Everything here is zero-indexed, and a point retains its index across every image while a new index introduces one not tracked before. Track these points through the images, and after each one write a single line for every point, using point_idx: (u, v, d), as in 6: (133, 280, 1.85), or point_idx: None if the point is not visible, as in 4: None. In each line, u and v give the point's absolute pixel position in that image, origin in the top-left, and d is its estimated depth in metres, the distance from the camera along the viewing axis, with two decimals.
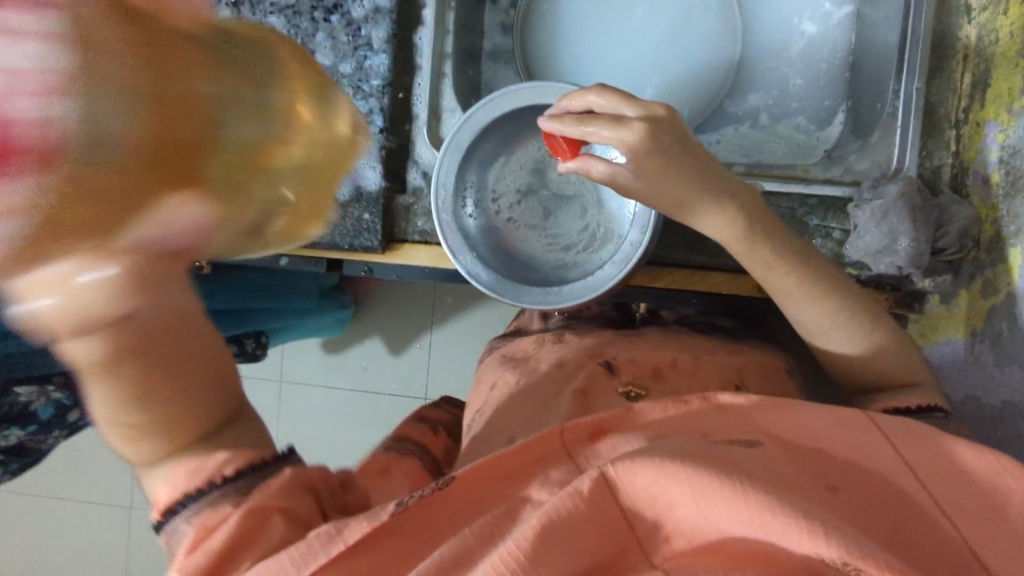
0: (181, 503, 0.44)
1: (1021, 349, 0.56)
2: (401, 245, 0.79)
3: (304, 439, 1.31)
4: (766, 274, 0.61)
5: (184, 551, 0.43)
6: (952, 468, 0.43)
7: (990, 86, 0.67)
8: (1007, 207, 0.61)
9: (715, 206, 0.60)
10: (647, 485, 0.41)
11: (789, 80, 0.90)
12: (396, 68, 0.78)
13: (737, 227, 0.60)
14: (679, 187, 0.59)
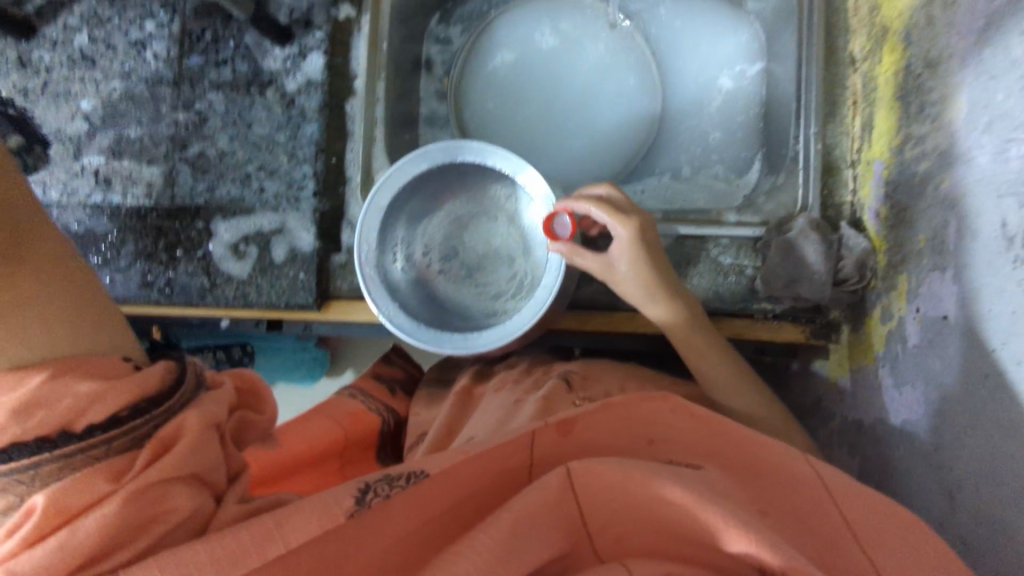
0: (6, 454, 0.36)
1: (911, 369, 0.59)
2: (336, 301, 0.81)
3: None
4: (704, 366, 0.67)
5: (25, 531, 0.36)
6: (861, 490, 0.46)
7: (875, 127, 0.71)
8: (894, 237, 0.65)
9: (671, 300, 0.67)
10: (619, 481, 0.44)
11: (708, 133, 0.94)
12: (328, 135, 0.82)
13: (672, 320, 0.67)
14: (645, 279, 0.66)
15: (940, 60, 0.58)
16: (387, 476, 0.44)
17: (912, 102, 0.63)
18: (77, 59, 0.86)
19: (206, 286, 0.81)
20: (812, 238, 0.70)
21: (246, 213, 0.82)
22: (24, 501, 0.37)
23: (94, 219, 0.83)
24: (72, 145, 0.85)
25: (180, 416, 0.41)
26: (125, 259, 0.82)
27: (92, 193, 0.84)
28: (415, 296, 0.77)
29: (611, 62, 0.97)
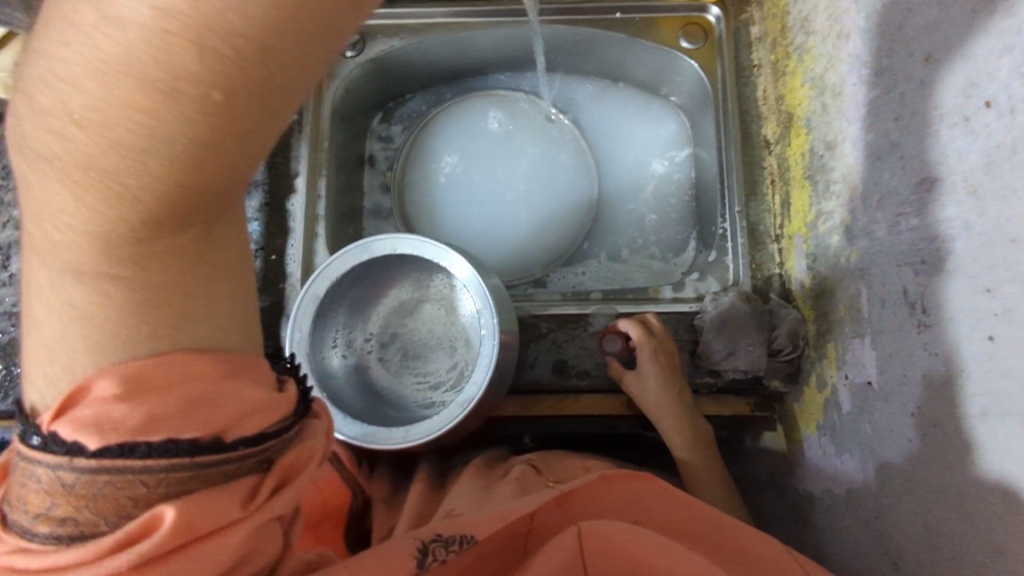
0: (149, 449, 0.32)
1: (849, 438, 0.60)
2: None
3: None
4: (693, 468, 0.71)
5: (141, 545, 0.31)
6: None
7: (792, 205, 0.76)
8: (819, 307, 0.68)
9: (680, 413, 0.72)
10: (626, 548, 0.46)
11: (644, 217, 0.98)
12: (267, 233, 0.83)
13: (665, 408, 0.72)
14: (663, 395, 0.72)
15: (837, 143, 0.63)
16: (443, 539, 0.47)
17: (819, 181, 0.67)
18: (12, 166, 0.84)
19: None
20: (743, 312, 0.72)
21: None
22: (139, 510, 0.32)
23: (21, 327, 0.78)
24: (1, 253, 0.81)
25: (303, 447, 0.39)
26: None
27: (19, 300, 0.79)
28: (352, 384, 0.75)
29: (548, 152, 1.01)
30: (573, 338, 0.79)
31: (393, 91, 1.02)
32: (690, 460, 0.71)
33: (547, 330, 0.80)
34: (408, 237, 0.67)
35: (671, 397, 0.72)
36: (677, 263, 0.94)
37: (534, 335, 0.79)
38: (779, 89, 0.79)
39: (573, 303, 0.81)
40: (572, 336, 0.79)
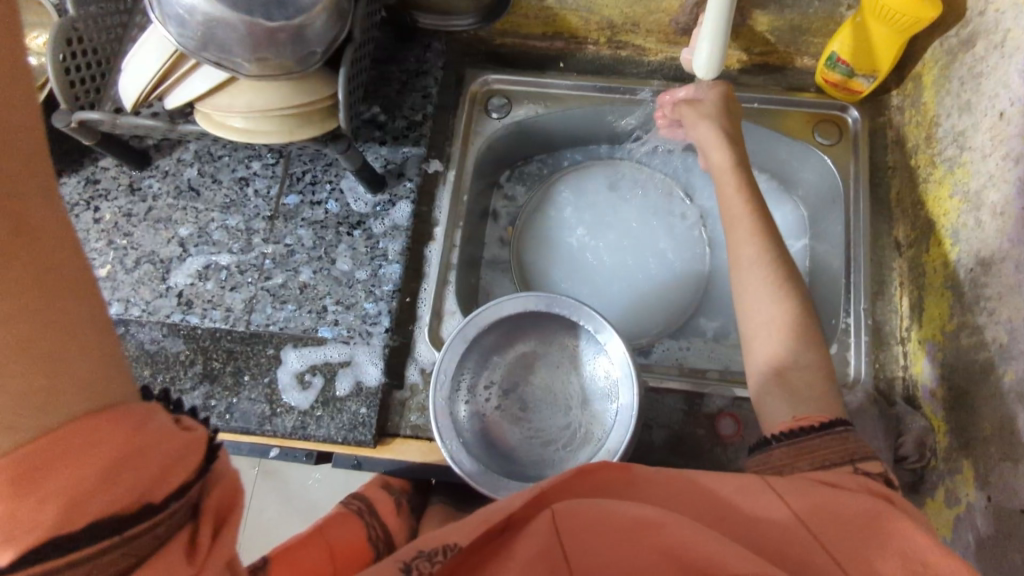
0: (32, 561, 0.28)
1: (986, 560, 0.60)
2: (391, 438, 0.83)
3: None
4: (798, 369, 0.64)
5: None
6: (852, 510, 0.48)
7: (924, 310, 0.76)
8: (952, 418, 0.68)
9: (800, 307, 0.67)
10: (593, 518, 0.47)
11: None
12: (406, 277, 0.89)
13: (774, 326, 0.67)
14: (778, 282, 0.69)
15: (994, 259, 0.64)
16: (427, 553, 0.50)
17: (965, 293, 0.68)
18: (183, 188, 0.94)
19: (266, 413, 0.82)
20: (871, 413, 0.73)
21: (318, 344, 0.85)
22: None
23: (168, 339, 0.87)
24: (162, 267, 0.90)
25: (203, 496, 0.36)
26: (190, 380, 0.85)
27: (172, 313, 0.88)
28: (472, 433, 0.77)
29: (661, 227, 1.05)
30: (689, 416, 0.80)
31: (521, 151, 1.07)
32: (802, 387, 0.63)
33: (669, 403, 0.81)
34: (564, 301, 0.75)
35: (770, 282, 0.69)
36: None
37: (652, 407, 0.81)
38: (916, 194, 0.80)
39: (691, 380, 0.83)
40: (685, 413, 0.80)
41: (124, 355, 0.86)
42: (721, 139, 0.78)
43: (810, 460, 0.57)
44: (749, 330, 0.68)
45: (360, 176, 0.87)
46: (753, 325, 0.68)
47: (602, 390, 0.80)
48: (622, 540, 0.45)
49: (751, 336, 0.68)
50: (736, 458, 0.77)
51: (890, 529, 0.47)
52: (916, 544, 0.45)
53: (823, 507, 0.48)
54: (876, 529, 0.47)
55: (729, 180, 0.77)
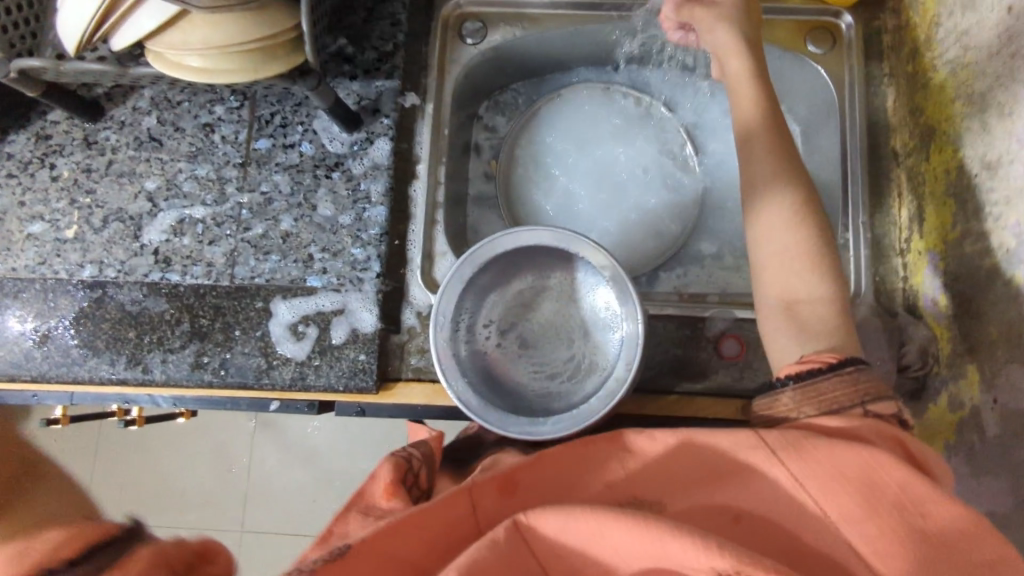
0: None
1: (994, 460, 0.61)
2: (393, 383, 0.81)
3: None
4: (807, 300, 0.65)
5: None
6: (845, 462, 0.49)
7: (925, 219, 0.75)
8: (955, 325, 0.68)
9: (818, 236, 0.67)
10: (562, 521, 0.48)
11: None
12: (392, 219, 0.85)
13: (790, 257, 0.66)
14: (795, 208, 0.68)
15: (1001, 163, 0.63)
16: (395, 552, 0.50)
17: (969, 200, 0.67)
18: (144, 139, 0.87)
19: (262, 367, 0.80)
20: (874, 326, 0.74)
21: (307, 293, 0.82)
22: None
23: (150, 299, 0.83)
24: (132, 224, 0.85)
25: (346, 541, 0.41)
26: (179, 339, 0.81)
27: (151, 271, 0.84)
28: (476, 372, 0.76)
29: (650, 151, 1.01)
30: (692, 342, 0.79)
31: (499, 79, 1.02)
32: (814, 319, 0.64)
33: (671, 329, 0.80)
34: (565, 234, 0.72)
35: (790, 212, 0.68)
36: None
37: (653, 334, 0.80)
38: (915, 99, 0.78)
39: (692, 305, 0.82)
40: (688, 338, 0.80)
41: (105, 319, 0.83)
42: (737, 48, 0.75)
43: (816, 404, 0.58)
44: (763, 260, 0.68)
45: (334, 114, 0.82)
46: (767, 255, 0.68)
47: (604, 321, 0.78)
48: (602, 534, 0.47)
49: (765, 265, 0.68)
50: (740, 378, 0.78)
51: (884, 482, 0.49)
52: (910, 496, 0.48)
53: (815, 466, 0.50)
54: (871, 482, 0.49)
55: (746, 94, 0.74)
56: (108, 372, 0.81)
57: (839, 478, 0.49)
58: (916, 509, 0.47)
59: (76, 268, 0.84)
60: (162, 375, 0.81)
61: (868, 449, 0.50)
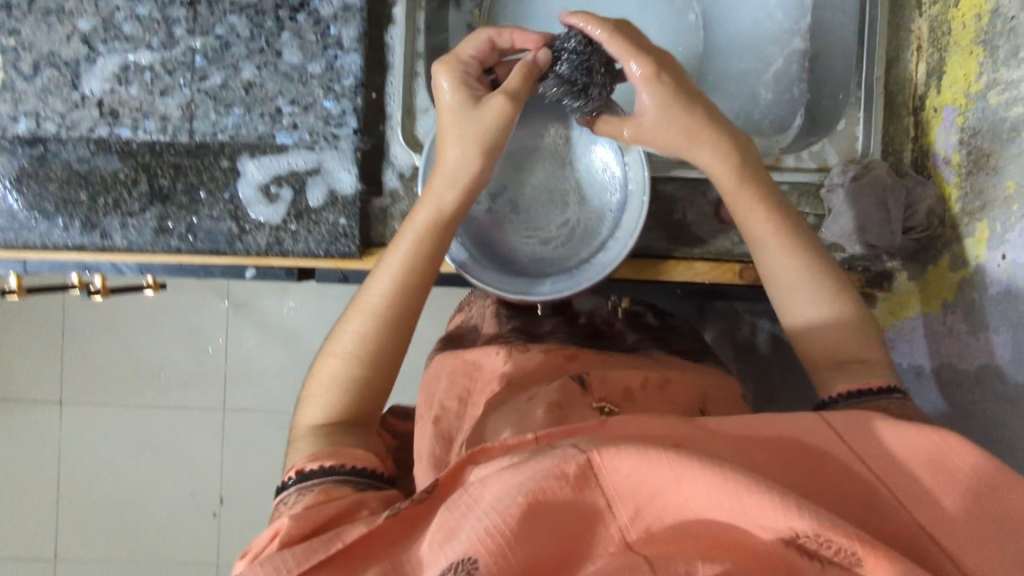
0: None
1: (994, 316, 0.61)
2: (377, 248, 0.76)
3: (263, 462, 1.26)
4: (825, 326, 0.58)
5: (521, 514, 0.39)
6: (914, 446, 0.43)
7: (945, 73, 0.70)
8: (967, 183, 0.66)
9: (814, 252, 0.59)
10: (630, 471, 0.38)
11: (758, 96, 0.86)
12: (368, 69, 0.76)
13: (806, 275, 0.57)
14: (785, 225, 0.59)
15: None
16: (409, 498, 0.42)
17: (1001, 46, 0.62)
18: None
19: (235, 232, 0.75)
20: (883, 186, 0.71)
21: (278, 152, 0.75)
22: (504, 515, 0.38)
23: (100, 157, 0.75)
24: (69, 71, 0.75)
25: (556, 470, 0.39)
26: (138, 202, 0.75)
27: (97, 126, 0.75)
28: (467, 236, 0.72)
29: None
30: (692, 205, 0.76)
31: None
32: (836, 335, 0.56)
33: (670, 193, 0.76)
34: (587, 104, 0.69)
35: (789, 237, 0.58)
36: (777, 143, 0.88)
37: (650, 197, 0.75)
38: None
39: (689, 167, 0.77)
40: (687, 201, 0.76)
41: (51, 180, 0.75)
42: None
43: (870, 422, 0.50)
44: (778, 287, 0.58)
45: None
46: (786, 282, 0.58)
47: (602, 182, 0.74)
48: (678, 483, 0.38)
49: (786, 297, 0.58)
50: (739, 242, 0.76)
51: (956, 466, 0.41)
52: (984, 483, 0.41)
53: (879, 451, 0.43)
54: (944, 466, 0.42)
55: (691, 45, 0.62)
56: (62, 238, 0.75)
57: (905, 461, 0.42)
58: (997, 497, 0.40)
59: (10, 121, 0.75)
60: (123, 240, 0.75)
61: (939, 432, 0.43)
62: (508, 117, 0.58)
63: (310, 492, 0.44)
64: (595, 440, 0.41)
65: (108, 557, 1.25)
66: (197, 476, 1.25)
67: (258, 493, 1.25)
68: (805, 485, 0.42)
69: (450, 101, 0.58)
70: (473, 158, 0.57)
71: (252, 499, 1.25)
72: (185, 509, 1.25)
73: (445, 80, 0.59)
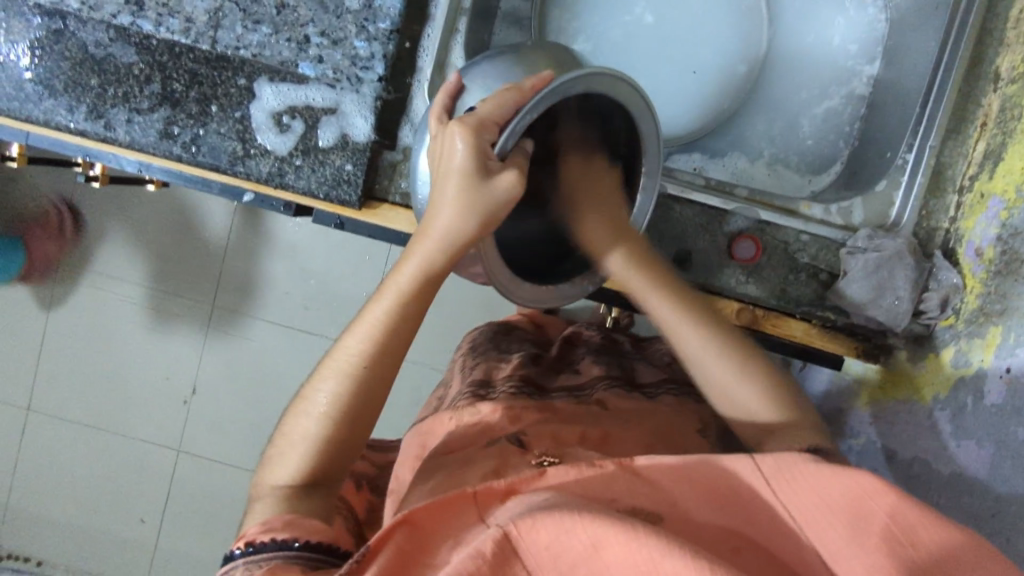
0: None
1: (979, 426, 0.60)
2: (378, 203, 0.74)
3: (240, 363, 1.24)
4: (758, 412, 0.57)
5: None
6: (830, 492, 0.41)
7: (1002, 159, 0.65)
8: (993, 282, 0.63)
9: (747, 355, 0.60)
10: (547, 544, 0.40)
11: (799, 127, 0.84)
12: (407, 15, 0.72)
13: (750, 392, 0.58)
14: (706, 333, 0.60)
15: None
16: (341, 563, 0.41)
17: None
18: None
19: (238, 153, 0.72)
20: (905, 263, 0.67)
21: (297, 81, 0.72)
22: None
23: (117, 45, 0.72)
24: None
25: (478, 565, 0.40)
26: (148, 100, 0.72)
27: (119, 13, 0.72)
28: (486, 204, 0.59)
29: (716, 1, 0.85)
30: (706, 233, 0.73)
31: None
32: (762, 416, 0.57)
33: (686, 217, 0.73)
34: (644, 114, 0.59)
35: (705, 334, 0.60)
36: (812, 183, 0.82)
37: (666, 216, 0.73)
38: None
39: (713, 193, 0.74)
40: (703, 229, 0.73)
41: (64, 59, 0.72)
42: None
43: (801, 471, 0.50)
44: (728, 405, 0.59)
45: None
46: (736, 402, 0.58)
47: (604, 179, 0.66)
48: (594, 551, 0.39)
49: (738, 415, 0.58)
50: (745, 282, 0.72)
51: (871, 509, 0.40)
52: (900, 525, 0.39)
53: (793, 496, 0.42)
54: (861, 513, 0.40)
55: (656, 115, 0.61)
56: (64, 119, 0.72)
57: (820, 507, 0.42)
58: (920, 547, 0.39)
59: None
60: (126, 136, 0.73)
61: (848, 471, 0.41)
62: (518, 194, 0.53)
63: (257, 570, 0.44)
64: (521, 510, 0.42)
65: (77, 419, 1.28)
66: (174, 364, 1.25)
67: (222, 402, 1.25)
68: (737, 541, 0.44)
69: (462, 167, 0.51)
70: (464, 228, 0.52)
71: (217, 406, 1.25)
72: (152, 402, 1.26)
73: (462, 142, 0.50)
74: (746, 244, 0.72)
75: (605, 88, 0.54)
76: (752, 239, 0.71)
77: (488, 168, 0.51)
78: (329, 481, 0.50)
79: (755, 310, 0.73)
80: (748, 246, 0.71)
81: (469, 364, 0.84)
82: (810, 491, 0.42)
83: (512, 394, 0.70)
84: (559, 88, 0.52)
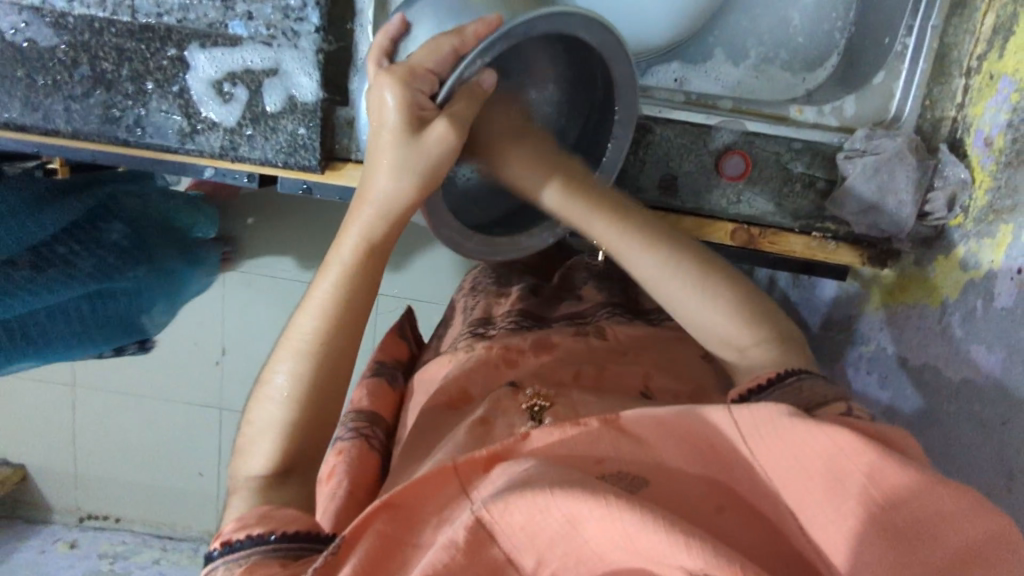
0: None
1: (990, 331, 0.56)
2: (342, 164, 0.70)
3: None
4: (732, 338, 0.54)
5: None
6: (814, 449, 0.39)
7: (1014, 32, 0.58)
8: (1004, 173, 0.57)
9: (719, 280, 0.55)
10: (520, 526, 0.39)
11: (788, 20, 0.77)
12: None
13: (715, 311, 0.54)
14: (667, 260, 0.56)
15: None
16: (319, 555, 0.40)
17: None
18: None
19: (186, 130, 0.68)
20: (908, 163, 0.62)
21: (230, 44, 0.66)
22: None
23: (34, 28, 0.67)
24: None
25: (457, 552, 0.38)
26: (81, 85, 0.68)
27: None
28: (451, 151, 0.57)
29: None
30: (691, 153, 0.67)
31: None
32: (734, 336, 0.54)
33: (668, 139, 0.67)
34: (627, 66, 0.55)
35: (675, 262, 0.56)
36: (806, 82, 0.77)
37: (645, 141, 0.67)
38: None
39: (696, 108, 0.68)
40: (688, 149, 0.67)
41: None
42: None
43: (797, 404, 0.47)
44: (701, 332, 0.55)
45: None
46: (701, 326, 0.55)
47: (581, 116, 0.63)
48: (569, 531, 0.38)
49: (709, 338, 0.55)
50: (738, 202, 0.68)
51: (853, 471, 0.38)
52: (880, 487, 0.37)
53: (776, 454, 0.41)
54: (842, 472, 0.39)
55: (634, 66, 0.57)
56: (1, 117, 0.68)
57: (799, 471, 0.40)
58: (905, 508, 0.36)
59: None
60: (68, 127, 0.69)
61: (827, 427, 0.39)
62: (454, 148, 0.50)
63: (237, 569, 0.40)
64: (499, 486, 0.41)
65: (114, 387, 1.26)
66: None
67: None
68: (722, 497, 0.43)
69: (394, 122, 0.49)
70: (404, 190, 0.51)
71: None
72: None
73: (389, 91, 0.48)
74: (737, 161, 0.67)
75: (581, 31, 0.50)
76: (743, 155, 0.66)
77: (421, 120, 0.49)
78: (309, 471, 0.49)
79: (750, 228, 0.69)
80: (738, 163, 0.66)
81: (465, 297, 0.79)
82: (793, 448, 0.40)
83: (509, 332, 0.67)
84: (521, 30, 0.48)
